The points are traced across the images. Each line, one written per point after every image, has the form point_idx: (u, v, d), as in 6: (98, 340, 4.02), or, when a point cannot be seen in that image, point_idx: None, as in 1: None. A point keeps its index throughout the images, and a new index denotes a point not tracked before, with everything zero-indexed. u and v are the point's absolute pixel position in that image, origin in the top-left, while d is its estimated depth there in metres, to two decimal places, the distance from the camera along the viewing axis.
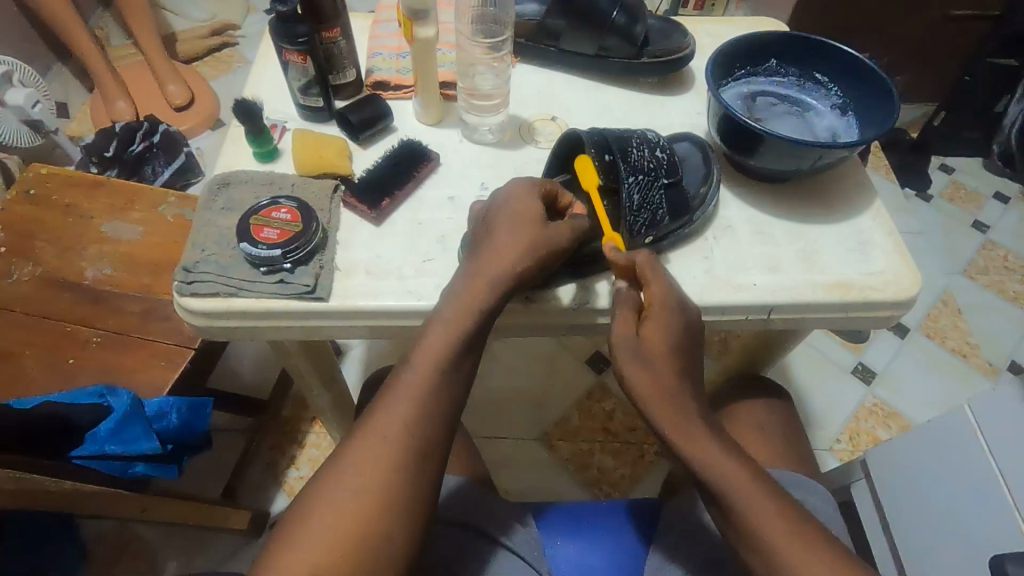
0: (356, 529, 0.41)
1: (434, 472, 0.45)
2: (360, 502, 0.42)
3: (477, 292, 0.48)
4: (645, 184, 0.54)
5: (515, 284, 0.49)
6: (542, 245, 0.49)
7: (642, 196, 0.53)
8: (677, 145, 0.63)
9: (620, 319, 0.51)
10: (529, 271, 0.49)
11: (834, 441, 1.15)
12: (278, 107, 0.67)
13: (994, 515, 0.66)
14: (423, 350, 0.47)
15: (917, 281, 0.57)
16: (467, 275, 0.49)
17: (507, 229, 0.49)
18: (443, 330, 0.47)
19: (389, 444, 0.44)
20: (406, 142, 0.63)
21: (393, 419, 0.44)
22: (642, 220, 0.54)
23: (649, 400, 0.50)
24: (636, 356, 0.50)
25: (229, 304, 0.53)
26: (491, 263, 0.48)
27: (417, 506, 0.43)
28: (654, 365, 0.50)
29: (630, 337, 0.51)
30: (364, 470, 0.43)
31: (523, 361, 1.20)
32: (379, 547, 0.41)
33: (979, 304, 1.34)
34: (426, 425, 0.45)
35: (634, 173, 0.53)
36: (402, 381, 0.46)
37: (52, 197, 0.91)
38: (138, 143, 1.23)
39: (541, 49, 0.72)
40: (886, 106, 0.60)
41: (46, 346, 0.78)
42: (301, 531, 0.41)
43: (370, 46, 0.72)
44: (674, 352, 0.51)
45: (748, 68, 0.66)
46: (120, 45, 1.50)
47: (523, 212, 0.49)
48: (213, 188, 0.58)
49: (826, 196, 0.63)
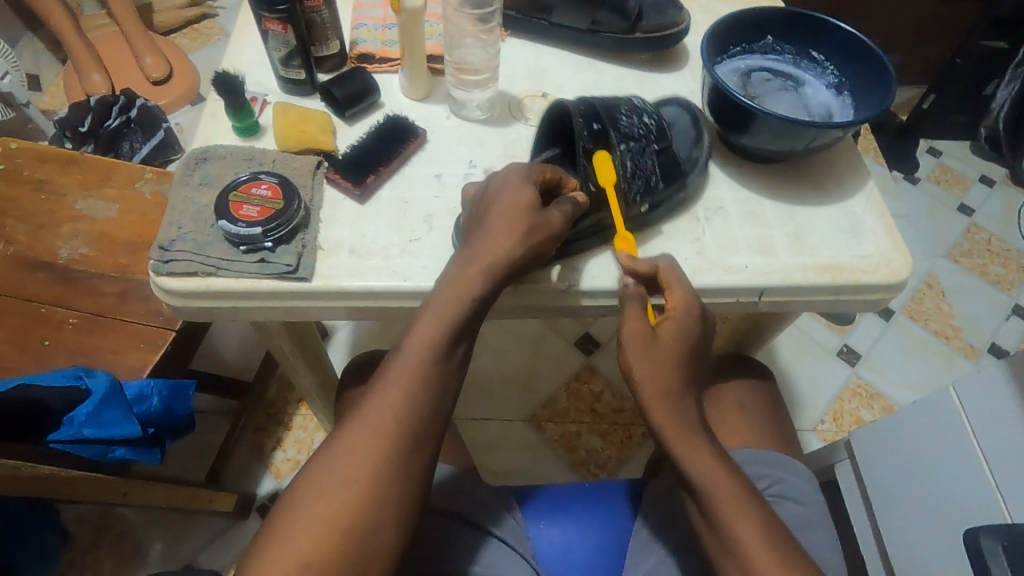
0: (345, 517, 0.40)
1: (426, 461, 0.44)
2: (350, 491, 0.41)
3: (472, 280, 0.46)
4: (637, 151, 0.53)
5: (510, 272, 0.48)
6: (535, 233, 0.48)
7: (635, 163, 0.52)
8: (664, 109, 0.62)
9: (632, 314, 0.50)
10: (522, 260, 0.48)
11: (818, 422, 1.16)
12: (258, 80, 0.65)
13: (974, 494, 0.67)
14: (415, 339, 0.45)
15: (907, 264, 0.57)
16: (462, 260, 0.48)
17: (500, 216, 0.48)
18: (434, 319, 0.46)
19: (380, 433, 0.43)
20: (391, 117, 0.61)
21: (384, 408, 0.43)
22: (638, 187, 0.53)
23: (647, 392, 0.48)
24: (646, 349, 0.49)
25: (207, 284, 0.51)
26: (486, 252, 0.47)
27: (408, 494, 0.42)
28: (665, 360, 0.49)
29: (644, 332, 0.49)
30: (355, 460, 0.42)
31: (511, 342, 1.20)
32: (370, 536, 0.40)
33: (962, 287, 1.35)
34: (418, 415, 0.44)
35: (625, 141, 0.52)
36: (394, 369, 0.45)
37: (23, 173, 0.88)
38: (114, 117, 1.19)
39: (531, 22, 0.70)
40: (883, 86, 0.59)
41: (19, 328, 0.76)
42: (290, 520, 0.40)
43: (354, 17, 0.70)
44: (685, 347, 0.50)
45: (743, 45, 0.65)
46: (93, 14, 1.44)
47: (517, 199, 0.48)
48: (190, 163, 0.56)
49: (818, 177, 0.62)
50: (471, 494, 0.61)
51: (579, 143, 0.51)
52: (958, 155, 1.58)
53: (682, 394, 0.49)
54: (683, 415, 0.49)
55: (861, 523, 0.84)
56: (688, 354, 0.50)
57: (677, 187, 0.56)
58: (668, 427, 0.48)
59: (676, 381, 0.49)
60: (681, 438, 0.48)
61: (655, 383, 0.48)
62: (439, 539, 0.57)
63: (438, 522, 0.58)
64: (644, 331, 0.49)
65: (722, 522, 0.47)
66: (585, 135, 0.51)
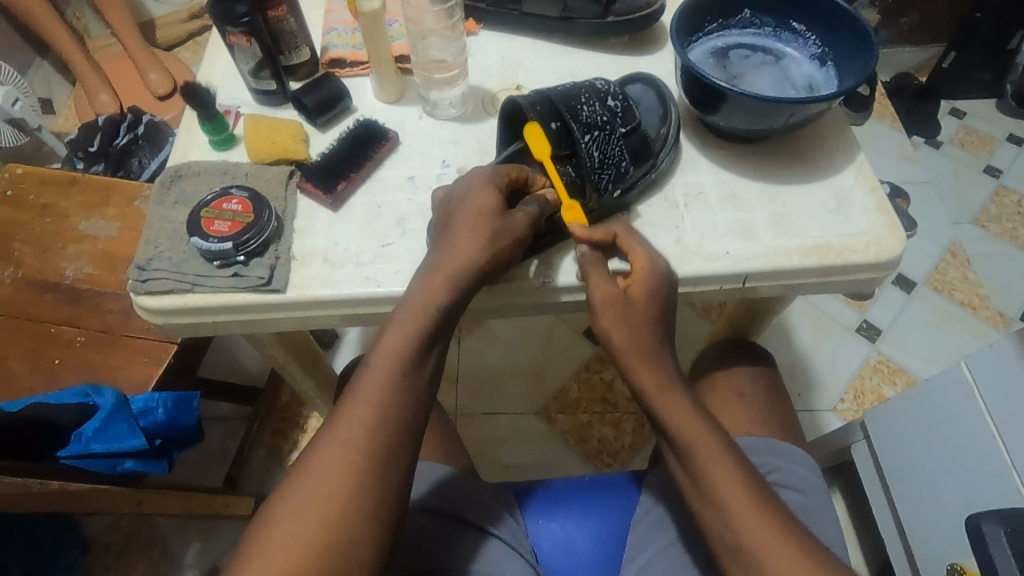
0: (322, 536, 0.38)
1: (405, 472, 0.42)
2: (324, 508, 0.38)
3: (439, 289, 0.45)
4: (602, 139, 0.51)
5: (480, 278, 0.46)
6: (500, 236, 0.46)
7: (602, 152, 0.51)
8: (630, 88, 0.60)
9: (597, 279, 0.50)
10: (491, 265, 0.46)
11: (838, 401, 1.13)
12: (233, 93, 0.65)
13: (992, 475, 0.64)
14: (382, 350, 0.43)
15: (900, 240, 0.54)
16: (428, 269, 0.46)
17: (463, 222, 0.46)
18: (401, 330, 0.44)
19: (353, 446, 0.40)
20: (362, 122, 0.61)
21: (354, 422, 0.41)
22: (606, 176, 0.52)
23: (629, 355, 0.49)
24: (619, 310, 0.49)
25: (185, 301, 0.52)
26: (451, 260, 0.45)
27: (388, 508, 0.40)
28: (638, 320, 0.50)
29: (615, 296, 0.50)
30: (328, 476, 0.39)
31: (518, 334, 1.19)
32: (348, 551, 0.38)
33: (990, 253, 1.30)
34: (393, 429, 0.42)
35: (589, 132, 0.51)
36: (363, 383, 0.43)
37: (29, 197, 0.90)
38: (123, 135, 1.20)
39: (505, 14, 0.68)
40: (866, 53, 0.56)
41: (32, 349, 0.79)
42: (263, 540, 0.38)
43: (325, 21, 0.69)
44: (653, 303, 0.50)
45: (719, 22, 0.62)
46: (99, 35, 1.47)
47: (481, 204, 0.46)
48: (166, 181, 0.57)
49: (803, 153, 0.60)
50: (468, 496, 0.60)
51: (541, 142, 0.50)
52: (984, 115, 1.51)
53: (657, 354, 0.50)
54: (656, 369, 0.49)
55: (880, 504, 0.83)
56: (657, 310, 0.50)
57: (648, 165, 0.55)
58: (645, 377, 0.49)
59: (648, 338, 0.49)
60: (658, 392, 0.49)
61: (628, 340, 0.49)
62: (432, 535, 0.57)
63: (432, 520, 0.58)
64: (612, 291, 0.50)
65: (722, 509, 0.45)
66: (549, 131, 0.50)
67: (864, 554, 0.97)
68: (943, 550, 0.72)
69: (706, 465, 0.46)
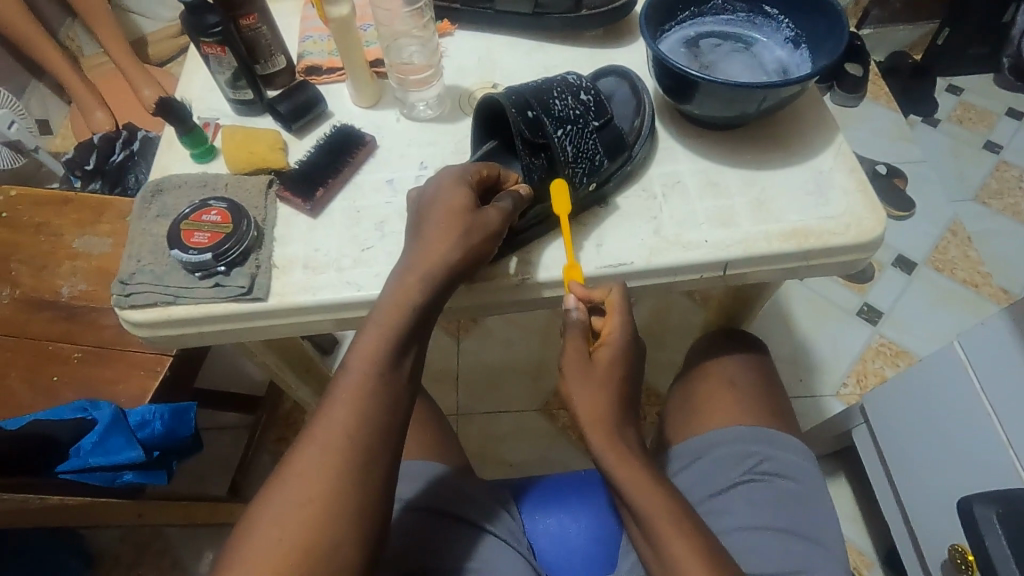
0: (305, 538, 0.38)
1: (386, 471, 0.42)
2: (305, 512, 0.39)
3: (413, 287, 0.46)
4: (575, 133, 0.52)
5: (454, 275, 0.47)
6: (472, 232, 0.47)
7: (576, 145, 0.52)
8: (603, 82, 0.61)
9: (571, 340, 0.51)
10: (465, 262, 0.47)
11: (840, 386, 1.12)
12: (212, 105, 0.66)
13: (989, 453, 0.64)
14: (357, 350, 0.44)
15: (880, 220, 0.54)
16: (403, 269, 0.47)
17: (435, 223, 0.48)
18: (376, 332, 0.45)
19: (332, 448, 0.41)
20: (339, 128, 0.61)
21: (334, 426, 0.41)
22: (581, 169, 0.52)
23: (586, 423, 0.50)
24: (583, 372, 0.50)
25: (168, 313, 0.52)
26: (424, 260, 0.46)
27: (370, 508, 0.40)
28: (602, 387, 0.50)
29: (582, 360, 0.50)
30: (308, 479, 0.40)
31: (516, 332, 1.19)
32: (330, 553, 0.38)
33: (991, 230, 1.29)
34: (373, 430, 0.42)
35: (562, 125, 0.51)
36: (340, 387, 0.43)
37: (23, 217, 0.91)
38: (118, 152, 1.21)
39: (479, 13, 0.68)
40: (835, 33, 0.56)
41: (32, 367, 0.80)
42: (245, 546, 0.38)
43: (301, 30, 0.70)
44: (621, 367, 0.50)
45: (692, 10, 0.62)
46: (92, 54, 1.48)
47: (452, 202, 0.48)
48: (147, 196, 0.58)
49: (780, 137, 0.59)
50: (461, 493, 0.60)
51: (517, 136, 0.49)
52: (981, 91, 1.50)
53: (621, 425, 0.51)
54: (620, 440, 0.50)
55: (883, 490, 0.83)
56: (622, 378, 0.51)
57: (625, 156, 0.56)
58: (607, 452, 0.50)
59: (613, 410, 0.50)
60: (618, 461, 0.50)
61: (593, 412, 0.50)
62: (427, 534, 0.57)
63: (426, 520, 0.58)
64: (580, 354, 0.50)
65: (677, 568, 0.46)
66: (522, 125, 0.50)
67: (871, 538, 0.96)
68: (944, 530, 0.71)
69: (652, 514, 0.48)
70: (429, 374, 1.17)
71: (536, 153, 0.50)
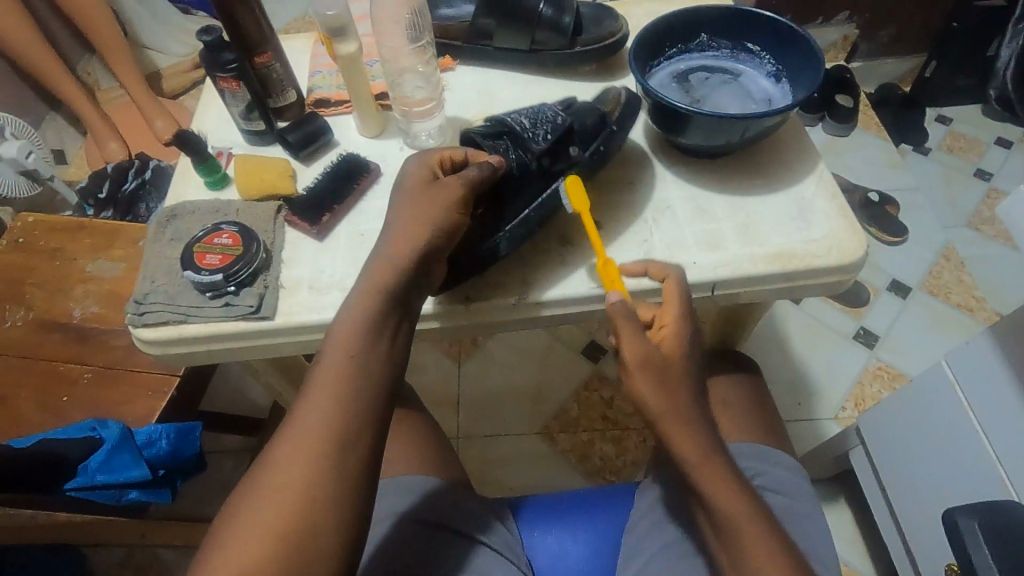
0: (279, 523, 0.40)
1: (367, 454, 0.44)
2: (285, 494, 0.41)
3: (383, 279, 0.49)
4: (531, 113, 0.57)
5: (425, 257, 0.50)
6: (430, 207, 0.50)
7: (531, 118, 0.56)
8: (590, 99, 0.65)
9: (630, 340, 0.49)
10: (437, 242, 0.50)
11: (839, 409, 1.12)
12: (225, 135, 0.69)
13: (980, 470, 0.65)
14: (333, 341, 0.47)
15: (860, 244, 0.57)
16: (377, 258, 0.50)
17: (401, 211, 0.51)
18: (349, 323, 0.47)
19: (311, 433, 0.43)
20: (345, 156, 0.65)
21: (313, 413, 0.43)
22: (545, 129, 0.55)
23: (665, 420, 0.48)
24: (654, 371, 0.48)
25: (179, 331, 0.55)
26: (394, 248, 0.50)
27: (350, 489, 0.42)
28: (674, 383, 0.49)
29: (653, 356, 0.48)
30: (288, 463, 0.42)
31: (517, 355, 1.21)
32: (311, 531, 0.40)
33: (983, 256, 1.31)
34: (351, 414, 0.44)
35: (515, 113, 0.57)
36: (317, 376, 0.45)
37: (39, 243, 0.94)
38: (130, 181, 1.25)
39: (480, 50, 0.72)
40: (814, 65, 0.59)
41: (43, 387, 0.82)
42: (229, 530, 0.40)
43: (311, 65, 0.74)
44: (686, 359, 0.50)
45: (679, 46, 0.66)
46: (108, 87, 1.54)
47: (413, 184, 0.52)
48: (162, 221, 0.61)
49: (765, 167, 0.62)
50: (457, 507, 0.61)
51: (475, 136, 0.57)
52: (970, 121, 1.54)
53: (693, 417, 0.49)
54: (695, 435, 0.49)
55: (881, 511, 0.83)
56: (691, 367, 0.50)
57: (603, 122, 0.59)
58: (687, 451, 0.49)
59: (688, 405, 0.49)
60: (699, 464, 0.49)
61: (666, 408, 0.48)
62: (424, 546, 0.58)
63: (423, 533, 0.58)
64: (651, 356, 0.48)
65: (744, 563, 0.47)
66: (480, 129, 0.57)
67: (873, 562, 0.96)
68: (939, 550, 0.72)
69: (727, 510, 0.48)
70: (430, 398, 1.18)
71: (499, 138, 0.56)
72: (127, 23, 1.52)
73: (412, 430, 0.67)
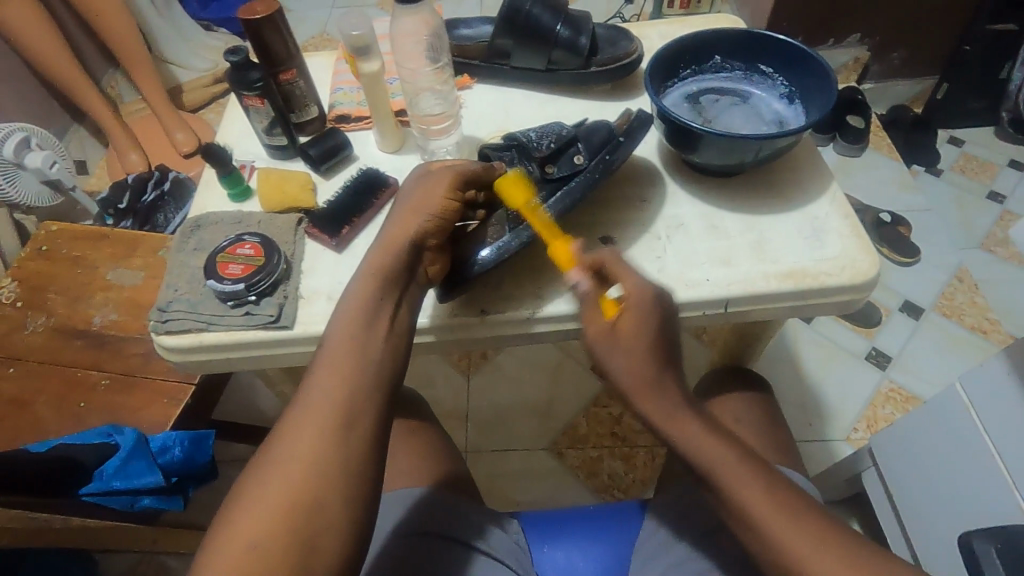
0: (285, 501, 0.40)
1: (370, 436, 0.44)
2: (290, 471, 0.41)
3: (381, 267, 0.50)
4: (541, 128, 0.61)
5: (420, 246, 0.52)
6: (423, 198, 0.52)
7: (539, 132, 0.60)
8: None
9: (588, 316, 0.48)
10: (431, 230, 0.52)
11: (850, 430, 1.11)
12: (248, 149, 0.71)
13: (995, 493, 0.64)
14: (334, 329, 0.48)
15: (874, 262, 0.57)
16: (369, 253, 0.52)
17: (398, 207, 0.53)
18: (348, 311, 0.49)
19: (314, 415, 0.43)
20: (364, 171, 0.66)
21: (316, 396, 0.44)
22: (549, 140, 0.58)
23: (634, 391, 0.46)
24: (608, 343, 0.46)
25: (200, 339, 0.56)
26: (392, 239, 0.51)
27: (354, 466, 0.42)
28: (633, 348, 0.46)
29: (603, 330, 0.47)
30: (294, 443, 0.42)
31: (526, 369, 1.21)
32: (317, 508, 0.40)
33: (997, 277, 1.30)
34: (353, 396, 0.45)
35: (527, 129, 0.61)
36: (320, 362, 0.47)
37: (62, 251, 0.96)
38: (150, 192, 1.28)
39: (496, 68, 0.74)
40: (825, 90, 0.60)
41: (61, 393, 0.83)
42: (234, 513, 0.40)
43: (333, 82, 0.76)
44: (648, 327, 0.46)
45: (693, 68, 0.67)
46: (131, 100, 1.58)
47: (408, 183, 0.55)
48: (186, 231, 0.62)
49: (780, 188, 0.63)
50: (459, 515, 0.61)
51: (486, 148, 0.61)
52: (982, 143, 1.54)
53: (664, 383, 0.46)
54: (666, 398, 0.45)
55: (895, 534, 0.82)
56: (651, 337, 0.46)
57: (611, 136, 0.59)
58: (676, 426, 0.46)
59: (653, 368, 0.46)
60: (671, 420, 0.46)
61: (634, 379, 0.45)
62: (433, 558, 0.57)
63: (431, 543, 0.58)
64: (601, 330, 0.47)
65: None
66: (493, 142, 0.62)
67: None
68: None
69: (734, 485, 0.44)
70: (440, 411, 1.18)
71: (508, 149, 0.60)
72: (153, 39, 1.57)
73: (422, 442, 0.68)
